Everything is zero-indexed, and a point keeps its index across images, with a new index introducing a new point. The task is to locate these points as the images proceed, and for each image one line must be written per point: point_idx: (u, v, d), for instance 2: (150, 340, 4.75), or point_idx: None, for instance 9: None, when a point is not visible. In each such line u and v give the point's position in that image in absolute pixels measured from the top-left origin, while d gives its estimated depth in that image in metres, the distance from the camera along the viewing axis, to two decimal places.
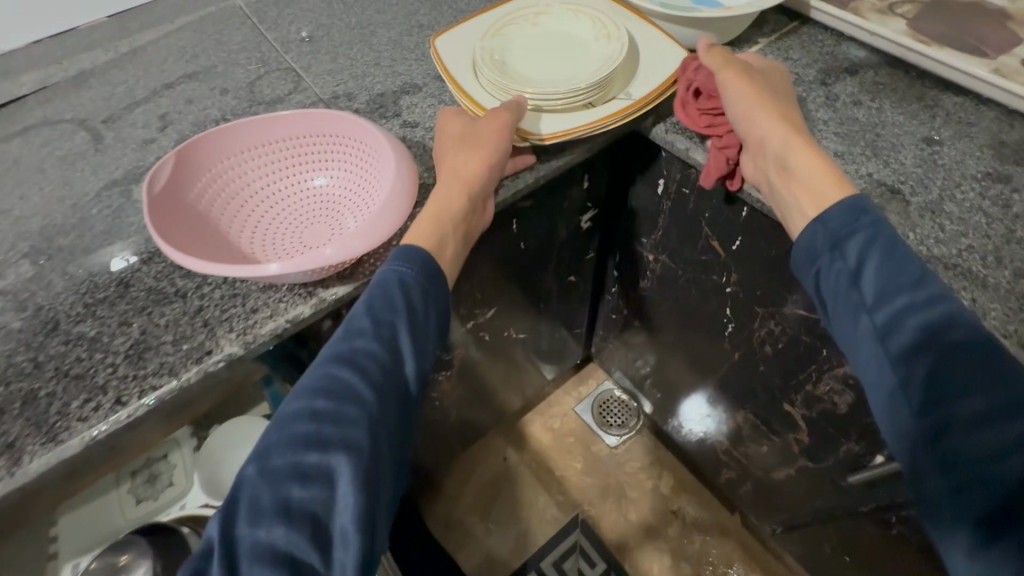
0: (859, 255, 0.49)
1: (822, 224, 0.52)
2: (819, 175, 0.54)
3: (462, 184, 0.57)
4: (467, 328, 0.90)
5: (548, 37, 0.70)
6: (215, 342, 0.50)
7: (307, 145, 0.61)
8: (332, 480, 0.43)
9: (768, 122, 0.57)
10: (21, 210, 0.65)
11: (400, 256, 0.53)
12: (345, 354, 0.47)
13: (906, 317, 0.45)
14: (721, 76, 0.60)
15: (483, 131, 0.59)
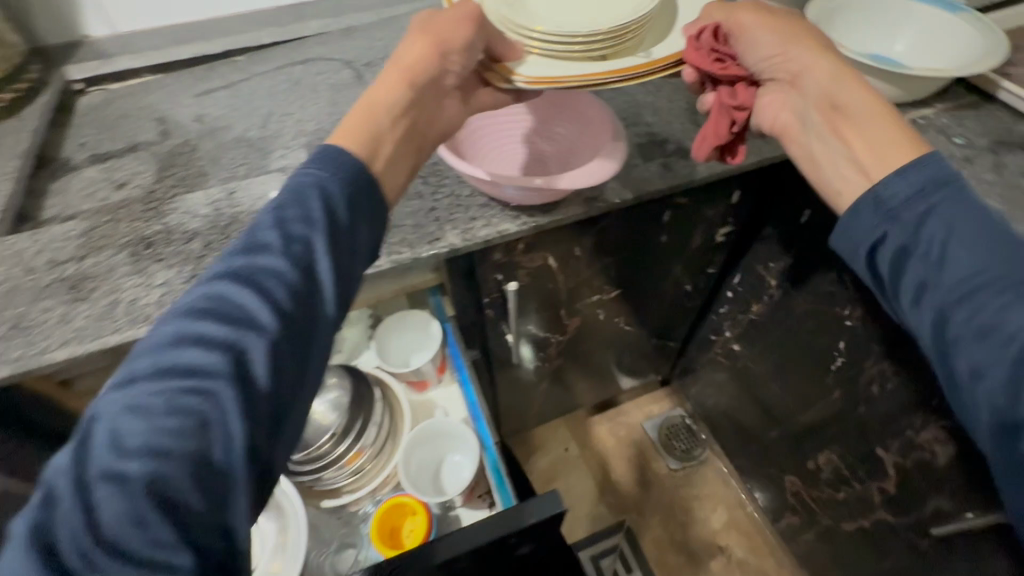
0: (920, 232, 0.50)
1: (895, 185, 0.52)
2: (868, 115, 0.56)
3: (401, 80, 0.57)
4: (594, 301, 0.99)
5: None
6: (442, 234, 0.65)
7: None
8: (210, 419, 0.38)
9: (808, 59, 0.60)
10: (302, 116, 0.86)
11: (325, 161, 0.50)
12: (245, 272, 0.43)
13: (985, 291, 0.45)
14: (744, 17, 0.62)
15: (430, 24, 0.57)
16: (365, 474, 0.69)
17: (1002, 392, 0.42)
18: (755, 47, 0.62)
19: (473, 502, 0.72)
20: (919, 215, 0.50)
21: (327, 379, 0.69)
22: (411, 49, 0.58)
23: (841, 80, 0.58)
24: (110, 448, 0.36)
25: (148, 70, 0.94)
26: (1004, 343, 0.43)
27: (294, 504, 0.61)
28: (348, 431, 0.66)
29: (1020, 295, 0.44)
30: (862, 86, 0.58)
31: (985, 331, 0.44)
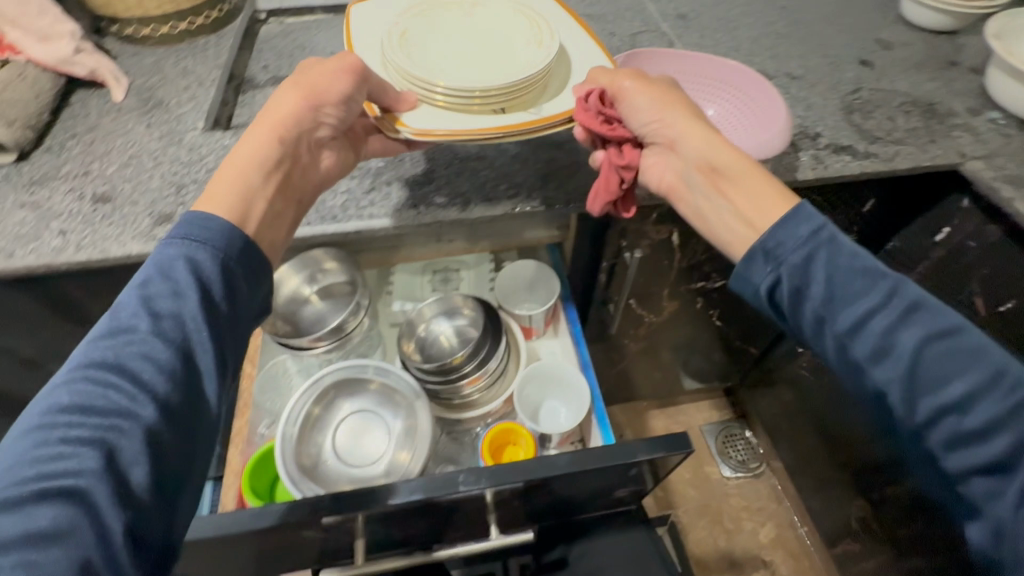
0: (809, 277, 0.48)
1: (773, 237, 0.50)
2: (745, 176, 0.55)
3: (266, 130, 0.57)
4: (693, 287, 0.99)
5: (478, 25, 0.70)
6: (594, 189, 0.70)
7: (703, 85, 0.74)
8: (88, 521, 0.36)
9: (683, 129, 0.58)
10: None
11: (192, 228, 0.48)
12: (110, 357, 0.41)
13: (875, 318, 0.46)
14: (628, 83, 0.61)
15: (298, 75, 0.60)
16: (476, 399, 0.74)
17: (904, 400, 0.45)
18: (640, 112, 0.60)
19: (565, 447, 0.75)
20: (806, 265, 0.48)
21: (463, 307, 0.78)
22: (284, 98, 0.58)
23: (717, 148, 0.57)
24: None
25: (321, 9, 0.99)
26: (897, 362, 0.45)
27: (427, 412, 0.67)
28: (473, 357, 0.71)
29: (929, 339, 0.44)
30: (736, 152, 0.57)
31: (882, 352, 0.45)
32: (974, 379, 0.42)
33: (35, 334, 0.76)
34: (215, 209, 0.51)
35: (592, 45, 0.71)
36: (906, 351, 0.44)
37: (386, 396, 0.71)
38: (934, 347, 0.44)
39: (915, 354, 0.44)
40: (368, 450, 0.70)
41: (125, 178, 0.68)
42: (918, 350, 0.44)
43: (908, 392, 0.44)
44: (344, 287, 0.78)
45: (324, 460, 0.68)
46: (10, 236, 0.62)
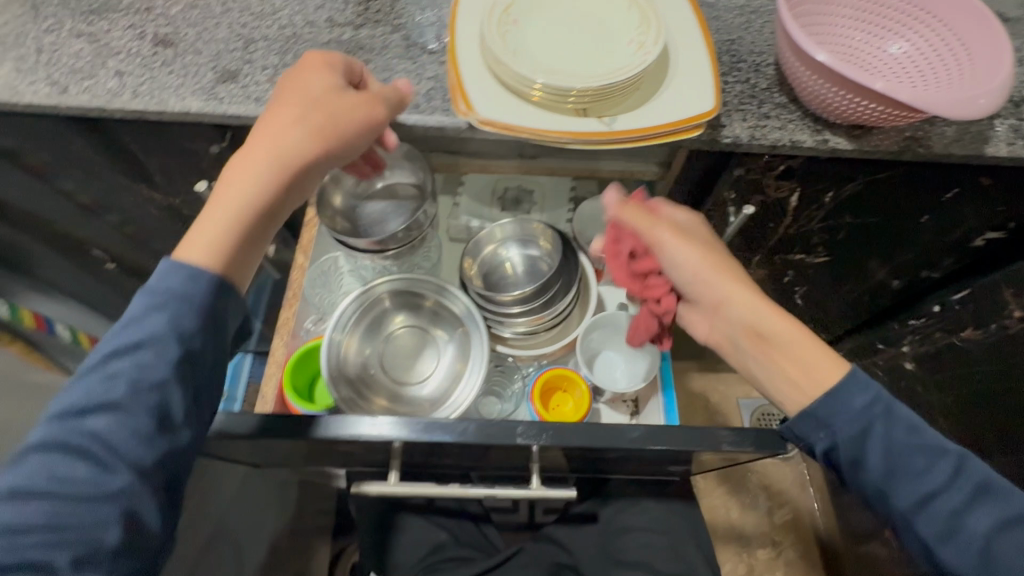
0: (863, 450, 0.43)
1: (831, 396, 0.43)
2: (795, 341, 0.46)
3: (267, 164, 0.44)
4: (787, 257, 0.87)
5: (582, 11, 0.54)
6: (729, 122, 0.56)
7: (903, 7, 0.55)
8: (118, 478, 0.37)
9: (725, 287, 0.50)
10: None
11: (189, 276, 0.41)
12: (132, 330, 0.40)
13: (938, 498, 0.41)
14: (660, 230, 0.53)
15: (309, 97, 0.47)
16: (531, 340, 0.69)
17: None
18: (677, 265, 0.52)
19: (616, 404, 0.70)
20: (866, 434, 0.42)
21: (540, 236, 0.70)
22: (289, 126, 0.45)
23: (760, 310, 0.48)
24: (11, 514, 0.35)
25: None
26: (966, 543, 0.40)
27: (482, 345, 0.63)
28: (535, 296, 0.64)
29: (1000, 522, 0.40)
30: (786, 315, 0.48)
31: (950, 531, 0.40)
32: None
33: (91, 180, 0.73)
34: (203, 255, 0.42)
35: (704, 50, 0.54)
36: (975, 532, 0.40)
37: (438, 316, 0.67)
38: (1006, 531, 0.39)
39: (985, 537, 0.39)
40: (415, 366, 0.66)
41: (190, 23, 0.59)
42: (989, 533, 0.39)
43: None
44: (412, 191, 0.71)
45: (365, 374, 0.63)
46: (64, 69, 0.55)
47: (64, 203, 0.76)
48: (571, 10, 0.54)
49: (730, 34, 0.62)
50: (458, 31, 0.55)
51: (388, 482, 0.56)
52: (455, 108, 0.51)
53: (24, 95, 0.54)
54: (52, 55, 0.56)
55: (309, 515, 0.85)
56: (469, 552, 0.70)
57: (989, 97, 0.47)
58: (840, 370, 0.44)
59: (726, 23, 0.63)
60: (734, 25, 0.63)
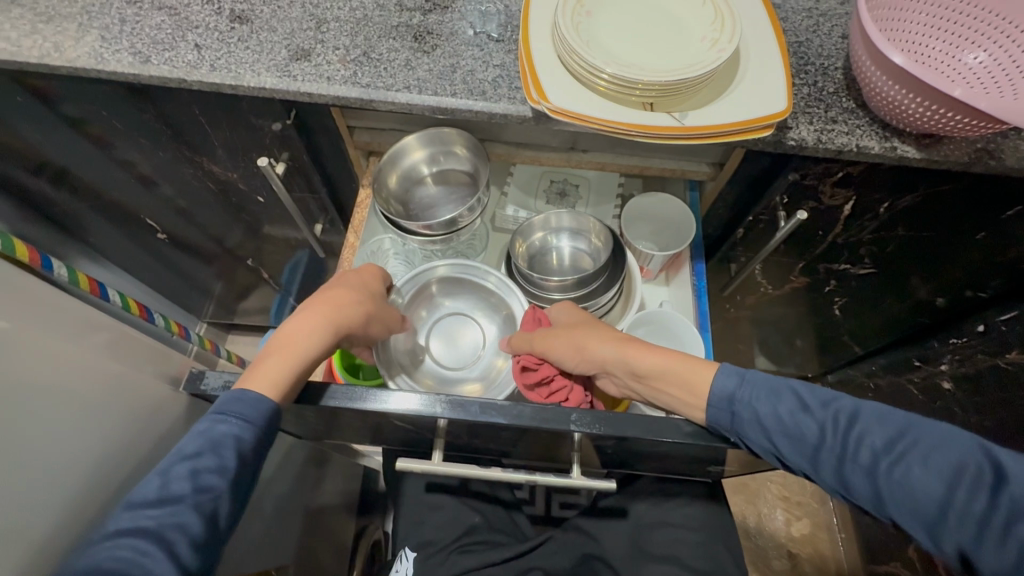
0: (743, 432, 0.46)
1: (709, 404, 0.48)
2: (669, 372, 0.51)
3: (329, 324, 0.52)
4: (829, 265, 0.86)
5: (655, 8, 0.54)
6: (795, 124, 0.56)
7: (983, 16, 0.54)
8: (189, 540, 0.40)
9: (597, 353, 0.56)
10: None
11: (240, 398, 0.45)
12: (214, 419, 0.44)
13: (825, 447, 0.43)
14: (534, 344, 0.60)
15: (362, 287, 0.59)
16: None
17: (896, 513, 0.40)
18: (564, 359, 0.58)
19: None
20: (740, 418, 0.46)
21: (593, 232, 0.70)
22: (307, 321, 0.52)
23: (637, 352, 0.54)
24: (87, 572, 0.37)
25: None
26: (871, 482, 0.41)
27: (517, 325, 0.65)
28: (577, 287, 0.66)
29: (888, 449, 0.41)
30: (650, 347, 0.53)
31: (853, 473, 0.42)
32: (946, 483, 0.38)
33: (155, 151, 0.75)
34: (266, 386, 0.46)
35: (776, 53, 0.54)
36: (872, 468, 0.40)
37: (480, 293, 0.69)
38: (898, 460, 0.40)
39: (880, 466, 0.40)
40: (462, 341, 0.69)
41: (265, 0, 0.61)
42: (882, 464, 0.40)
43: (893, 510, 0.40)
44: (465, 178, 0.73)
45: (412, 361, 0.66)
46: (146, 39, 0.57)
47: (127, 172, 0.79)
48: (643, 6, 0.54)
49: (797, 35, 0.62)
50: (529, 21, 0.55)
51: (431, 461, 0.56)
52: (526, 95, 0.52)
53: (109, 64, 0.56)
54: (134, 26, 0.58)
55: (337, 490, 0.87)
56: (498, 537, 0.70)
57: None
58: (712, 372, 0.49)
59: (793, 25, 0.63)
60: (801, 28, 0.63)
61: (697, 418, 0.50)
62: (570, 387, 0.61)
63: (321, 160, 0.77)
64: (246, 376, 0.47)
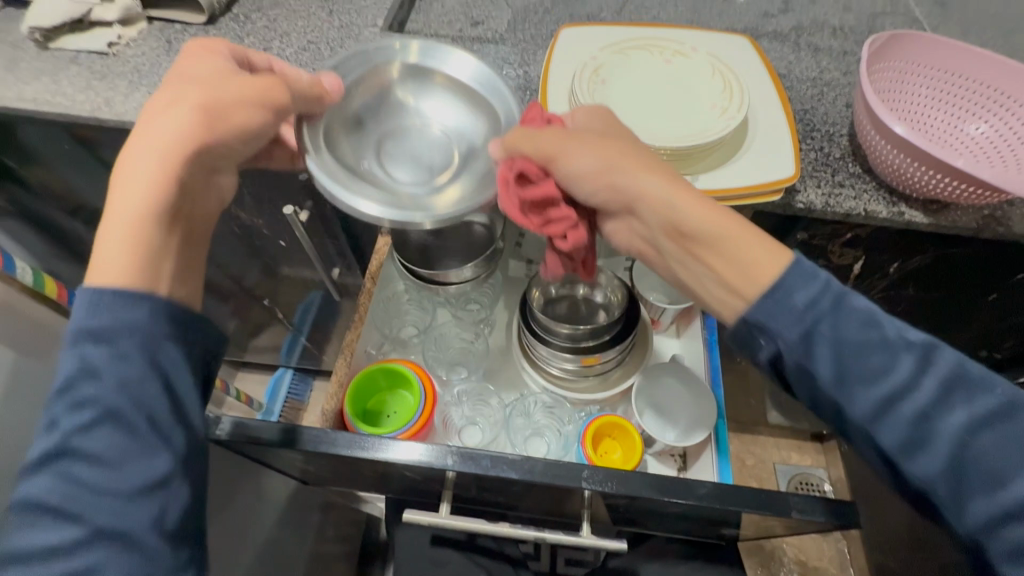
0: (811, 355, 0.37)
1: (773, 301, 0.38)
2: (725, 240, 0.41)
3: (155, 153, 0.39)
4: None
5: (667, 77, 0.58)
6: (803, 188, 0.58)
7: (981, 91, 0.57)
8: (124, 450, 0.35)
9: (633, 180, 0.44)
10: (655, 15, 0.79)
11: (88, 299, 0.36)
12: (84, 336, 0.35)
13: (908, 397, 0.35)
14: (550, 149, 0.46)
15: (186, 78, 0.43)
16: (579, 385, 0.69)
17: (953, 497, 0.34)
18: (575, 172, 0.46)
19: (663, 458, 0.68)
20: (809, 331, 0.37)
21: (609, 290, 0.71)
22: (128, 169, 0.38)
23: (675, 205, 0.42)
24: (34, 490, 0.34)
25: None
26: (941, 455, 0.34)
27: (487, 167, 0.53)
28: (586, 339, 0.65)
29: (987, 424, 0.34)
30: (704, 202, 0.43)
31: (924, 439, 0.35)
32: None
33: None
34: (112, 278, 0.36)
35: (782, 120, 0.56)
36: (955, 432, 0.34)
37: (461, 102, 0.58)
38: (992, 435, 0.34)
39: (958, 432, 0.34)
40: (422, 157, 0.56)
41: (303, 64, 0.66)
42: (968, 433, 0.34)
43: (942, 483, 0.35)
44: (482, 230, 0.75)
45: (377, 163, 0.55)
46: None
47: None
48: (655, 75, 0.58)
49: (803, 104, 0.65)
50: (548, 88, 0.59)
51: (439, 514, 0.55)
52: None
53: None
54: None
55: (338, 538, 0.84)
56: None
57: None
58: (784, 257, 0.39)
59: (798, 94, 0.66)
60: (806, 97, 0.66)
61: (729, 309, 0.41)
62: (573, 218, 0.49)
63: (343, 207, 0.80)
64: (91, 271, 0.37)
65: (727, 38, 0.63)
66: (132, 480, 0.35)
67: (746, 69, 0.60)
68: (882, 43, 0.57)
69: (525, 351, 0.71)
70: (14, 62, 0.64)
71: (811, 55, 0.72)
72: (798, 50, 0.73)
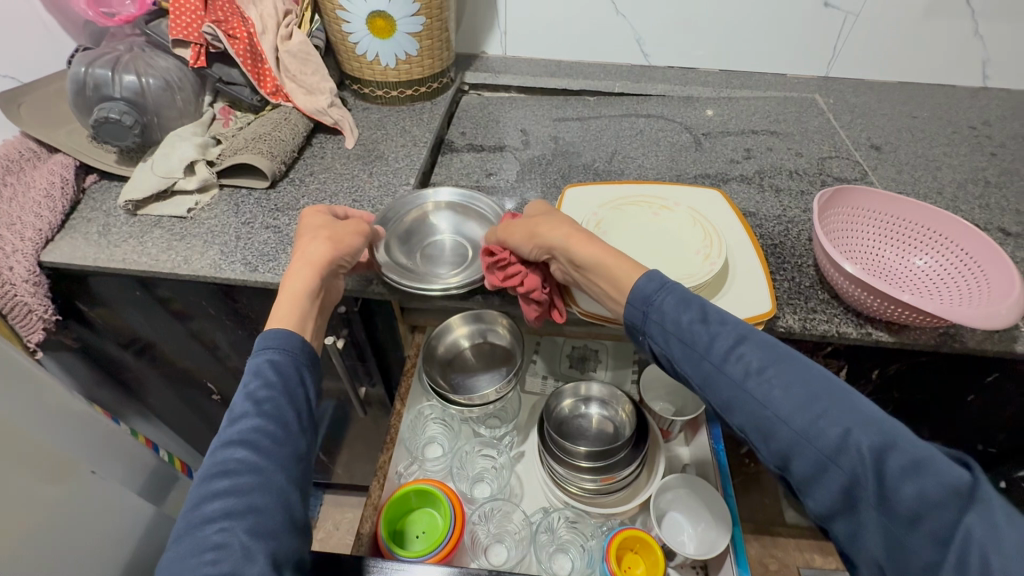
0: (659, 338, 0.54)
1: (631, 302, 0.55)
2: (601, 265, 0.59)
3: (307, 268, 0.59)
4: None
5: (657, 228, 0.69)
6: (782, 314, 0.67)
7: (917, 231, 0.69)
8: (287, 419, 0.50)
9: (550, 235, 0.63)
10: (640, 164, 0.95)
11: (271, 337, 0.54)
12: (257, 365, 0.52)
13: (718, 360, 0.49)
14: (498, 231, 0.67)
15: (311, 227, 0.64)
16: (601, 499, 0.74)
17: (753, 431, 0.47)
18: (516, 243, 0.65)
19: (686, 571, 0.71)
20: (653, 320, 0.54)
21: (621, 404, 0.77)
22: (291, 273, 0.59)
23: (578, 244, 0.60)
24: (231, 433, 0.48)
25: (515, 89, 1.15)
26: (738, 403, 0.47)
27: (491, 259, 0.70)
28: (606, 456, 0.71)
29: (762, 371, 0.47)
30: (592, 242, 0.61)
31: (731, 392, 0.48)
32: (806, 410, 0.44)
33: (233, 327, 0.88)
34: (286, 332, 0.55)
35: (756, 260, 0.67)
36: (744, 381, 0.47)
37: (462, 214, 0.78)
38: (765, 381, 0.46)
39: (742, 382, 0.47)
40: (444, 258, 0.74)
41: None
42: (749, 380, 0.47)
43: (738, 420, 0.48)
44: (502, 351, 0.83)
45: (415, 262, 0.72)
46: (255, 253, 0.73)
47: (204, 343, 0.91)
48: (648, 226, 0.70)
49: (772, 239, 0.77)
50: None
51: None
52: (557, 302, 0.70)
53: (225, 272, 0.70)
54: (247, 242, 0.74)
55: None
56: None
57: (1009, 310, 0.57)
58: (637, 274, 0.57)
59: (767, 231, 0.79)
60: (774, 233, 0.78)
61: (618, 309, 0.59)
62: (524, 270, 0.66)
63: (374, 333, 0.89)
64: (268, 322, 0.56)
65: (702, 191, 0.76)
66: (297, 438, 0.50)
67: (720, 218, 0.73)
68: (827, 198, 0.70)
69: (545, 465, 0.76)
70: (107, 227, 0.76)
71: (774, 195, 0.86)
72: (763, 190, 0.87)
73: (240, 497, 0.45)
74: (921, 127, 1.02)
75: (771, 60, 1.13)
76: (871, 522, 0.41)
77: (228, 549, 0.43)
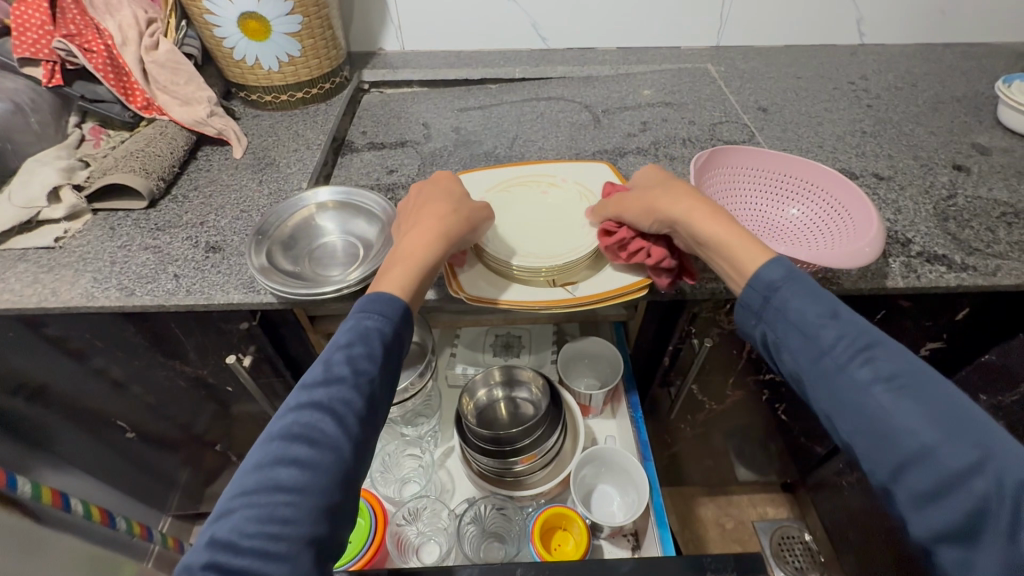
0: (776, 327, 0.49)
1: (750, 285, 0.51)
2: (724, 243, 0.54)
3: (439, 239, 0.58)
4: (759, 376, 0.95)
5: (547, 206, 0.70)
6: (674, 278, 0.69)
7: (791, 182, 0.73)
8: (354, 434, 0.45)
9: (674, 210, 0.58)
10: (540, 146, 0.95)
11: (371, 313, 0.51)
12: (344, 357, 0.48)
13: (836, 356, 0.45)
14: (616, 210, 0.63)
15: (445, 194, 0.64)
16: (525, 480, 0.73)
17: (860, 439, 0.43)
18: (636, 220, 0.61)
19: (617, 539, 0.72)
20: (771, 309, 0.50)
21: (532, 382, 0.77)
22: (423, 238, 0.58)
23: (706, 221, 0.56)
24: (320, 396, 0.45)
25: (416, 83, 1.13)
26: (851, 406, 0.43)
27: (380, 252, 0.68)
28: (524, 436, 0.70)
29: (889, 379, 0.42)
30: (717, 218, 0.56)
31: (844, 387, 0.44)
32: (935, 432, 0.39)
33: (130, 358, 0.83)
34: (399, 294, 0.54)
35: None
36: (860, 384, 0.43)
37: (349, 212, 0.76)
38: (886, 387, 0.42)
39: (866, 385, 0.43)
40: (335, 259, 0.71)
41: (236, 231, 0.75)
42: (872, 384, 0.42)
43: (850, 428, 0.43)
44: (414, 347, 0.82)
45: (303, 267, 0.70)
46: (132, 276, 0.69)
47: (101, 378, 0.86)
48: (537, 205, 0.71)
49: None
50: None
51: None
52: (448, 286, 0.63)
53: (98, 300, 0.66)
54: (123, 265, 0.70)
55: None
56: None
57: (870, 247, 0.60)
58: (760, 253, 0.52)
59: None
60: None
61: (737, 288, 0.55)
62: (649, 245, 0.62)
63: (285, 347, 0.86)
64: (379, 283, 0.54)
65: (591, 167, 0.77)
66: (373, 422, 0.48)
67: None
68: (707, 157, 0.71)
69: (467, 458, 0.75)
70: None
71: (668, 163, 0.88)
72: (658, 160, 0.89)
73: (284, 509, 0.40)
74: (805, 86, 1.07)
75: (663, 33, 1.15)
76: (992, 556, 0.37)
77: (301, 524, 0.40)
